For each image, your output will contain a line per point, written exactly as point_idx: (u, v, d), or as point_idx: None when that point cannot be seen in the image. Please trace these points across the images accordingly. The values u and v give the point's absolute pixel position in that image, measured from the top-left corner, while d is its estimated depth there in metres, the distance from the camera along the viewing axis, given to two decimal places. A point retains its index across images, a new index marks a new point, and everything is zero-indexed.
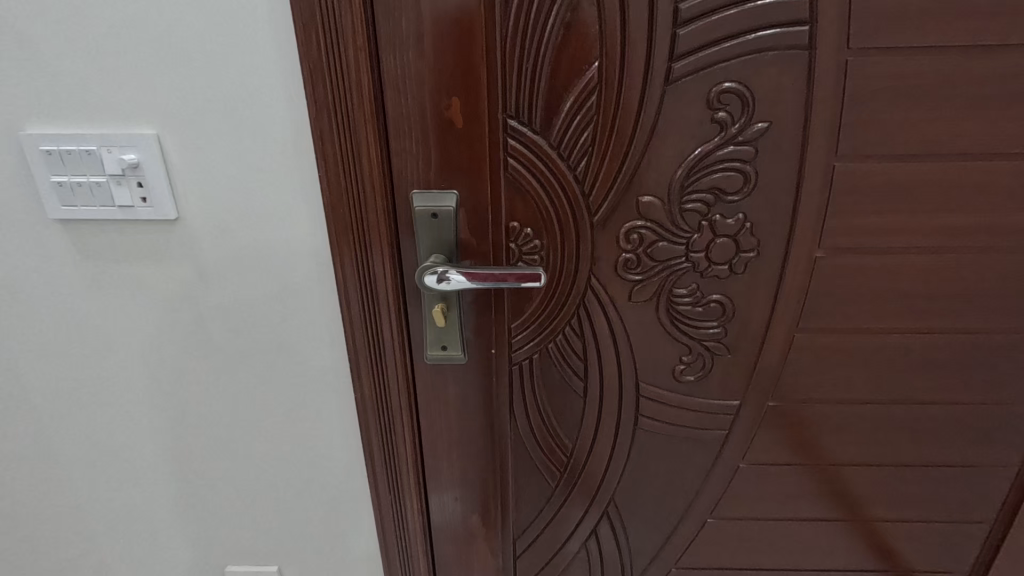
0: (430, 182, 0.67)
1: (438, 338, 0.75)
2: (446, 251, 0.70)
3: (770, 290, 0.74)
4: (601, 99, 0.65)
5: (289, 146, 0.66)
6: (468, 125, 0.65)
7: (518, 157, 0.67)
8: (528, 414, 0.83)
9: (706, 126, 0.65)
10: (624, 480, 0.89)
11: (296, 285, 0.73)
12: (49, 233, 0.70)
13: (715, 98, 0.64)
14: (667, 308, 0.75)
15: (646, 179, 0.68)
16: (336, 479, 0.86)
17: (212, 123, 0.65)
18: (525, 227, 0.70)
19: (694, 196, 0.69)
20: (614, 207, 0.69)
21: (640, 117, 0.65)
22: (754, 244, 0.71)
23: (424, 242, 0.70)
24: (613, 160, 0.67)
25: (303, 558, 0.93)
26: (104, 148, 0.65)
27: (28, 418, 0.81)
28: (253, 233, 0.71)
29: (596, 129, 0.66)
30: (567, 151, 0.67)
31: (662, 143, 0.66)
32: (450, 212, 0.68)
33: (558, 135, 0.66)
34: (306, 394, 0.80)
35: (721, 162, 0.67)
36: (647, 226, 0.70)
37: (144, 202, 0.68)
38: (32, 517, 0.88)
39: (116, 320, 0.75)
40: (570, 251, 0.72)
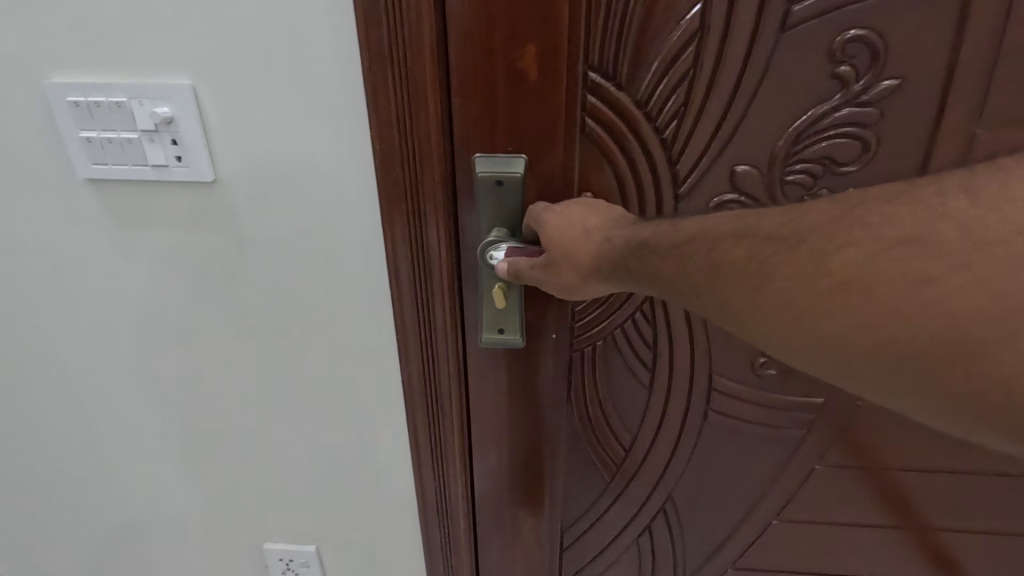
0: (495, 144, 0.59)
1: (495, 322, 0.67)
2: (510, 224, 0.62)
3: None
4: (699, 48, 0.55)
5: (337, 100, 0.58)
6: (543, 78, 0.56)
7: (597, 117, 0.58)
8: (586, 405, 0.77)
9: (823, 83, 0.55)
10: (685, 478, 0.82)
11: (342, 258, 0.67)
12: (80, 195, 0.64)
13: (837, 48, 0.54)
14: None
15: (744, 145, 0.59)
16: (379, 462, 0.82)
17: (252, 72, 0.58)
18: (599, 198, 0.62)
19: (799, 166, 0.59)
20: (704, 178, 0.60)
21: (745, 70, 0.55)
22: None
23: (486, 212, 0.62)
24: (708, 121, 0.58)
25: (343, 540, 0.90)
26: (135, 101, 0.59)
27: (63, 389, 0.78)
28: (297, 199, 0.64)
29: (690, 83, 0.57)
30: (654, 110, 0.58)
31: (769, 102, 0.56)
32: (517, 178, 0.60)
33: (645, 91, 0.57)
34: (350, 375, 0.75)
35: (836, 127, 0.57)
36: (740, 201, 0.61)
37: (179, 161, 0.62)
38: (71, 487, 0.86)
39: (150, 289, 0.70)
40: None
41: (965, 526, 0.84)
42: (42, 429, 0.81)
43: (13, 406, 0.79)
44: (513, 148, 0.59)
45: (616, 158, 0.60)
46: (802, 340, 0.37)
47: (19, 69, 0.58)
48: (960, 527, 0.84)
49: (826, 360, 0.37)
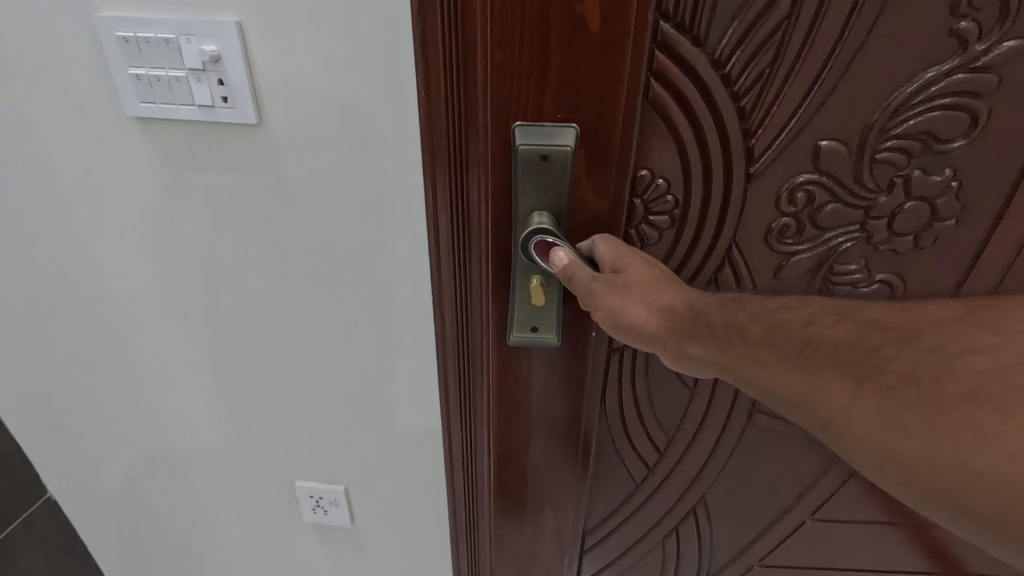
0: (541, 111, 0.55)
1: (529, 320, 0.64)
2: (555, 207, 0.58)
3: (959, 269, 0.64)
4: (795, 4, 0.51)
5: (387, 42, 0.56)
6: (606, 30, 0.51)
7: (664, 78, 0.54)
8: (622, 407, 0.76)
9: (941, 42, 0.52)
10: (719, 481, 0.83)
11: (384, 214, 0.67)
12: (130, 131, 0.65)
13: (965, 1, 0.50)
14: (820, 284, 0.65)
15: (833, 116, 0.56)
16: (409, 414, 0.85)
17: (303, 12, 0.55)
18: (657, 176, 0.60)
19: (893, 144, 0.57)
20: (782, 154, 0.58)
21: (844, 31, 0.52)
22: (952, 212, 0.60)
23: (527, 193, 0.57)
24: (795, 88, 0.55)
25: (370, 485, 0.94)
26: (183, 37, 0.57)
27: (113, 321, 0.81)
28: (344, 149, 0.63)
29: (781, 43, 0.53)
30: (735, 73, 0.54)
31: (866, 69, 0.53)
32: (565, 152, 0.55)
33: (726, 50, 0.53)
34: (384, 328, 0.76)
35: (945, 96, 0.54)
36: (820, 182, 0.59)
37: (225, 103, 0.61)
38: (118, 414, 0.91)
39: (195, 231, 0.71)
40: (711, 208, 0.61)
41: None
42: (94, 357, 0.85)
43: (68, 334, 0.83)
44: (561, 116, 0.55)
45: (685, 128, 0.57)
46: (889, 440, 0.37)
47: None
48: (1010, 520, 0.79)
49: (914, 469, 0.36)
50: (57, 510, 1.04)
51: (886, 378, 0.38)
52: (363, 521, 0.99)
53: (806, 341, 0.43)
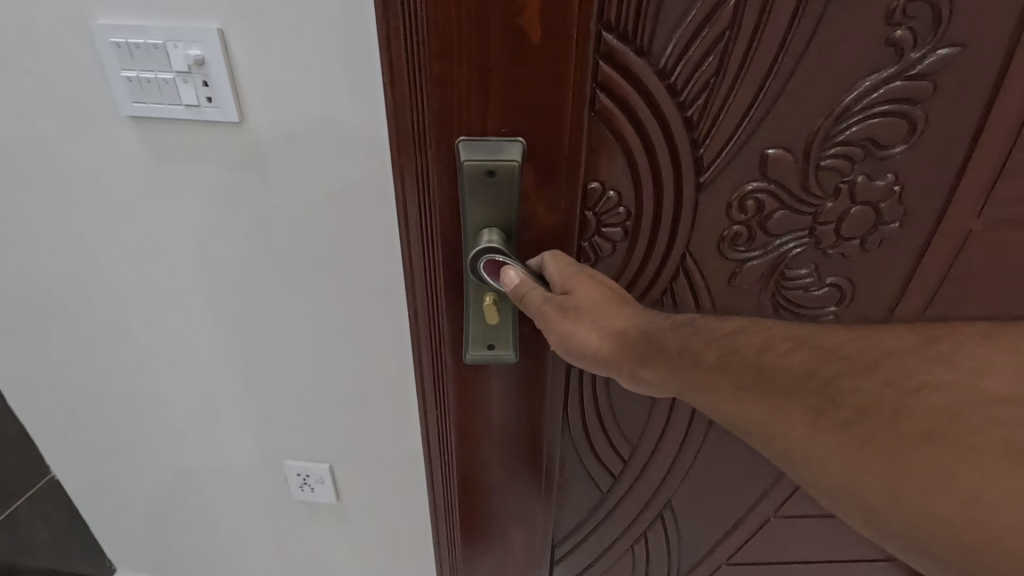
0: (485, 126, 0.56)
1: (485, 337, 0.67)
2: (504, 221, 0.60)
3: (908, 265, 0.69)
4: (734, 18, 0.54)
5: (356, 46, 0.62)
6: (545, 43, 0.52)
7: (610, 89, 0.56)
8: (586, 419, 0.80)
9: (879, 54, 0.55)
10: (684, 485, 0.88)
11: (357, 204, 0.72)
12: (125, 129, 0.70)
13: (898, 13, 0.53)
14: (774, 284, 0.70)
15: (776, 125, 0.59)
16: (388, 394, 0.91)
17: (280, 20, 0.61)
18: (607, 188, 0.62)
19: (836, 153, 0.61)
20: (731, 163, 0.62)
21: (782, 42, 0.55)
22: (897, 214, 0.65)
23: (478, 209, 0.59)
24: (739, 97, 0.58)
25: (354, 465, 1.00)
26: (170, 43, 0.63)
27: (110, 307, 0.86)
28: (321, 147, 0.69)
29: (724, 55, 0.56)
30: (680, 84, 0.57)
31: (806, 80, 0.57)
32: (510, 169, 0.57)
33: (672, 61, 0.56)
34: (363, 311, 0.82)
35: (883, 106, 0.58)
36: (770, 189, 0.63)
37: (210, 102, 0.66)
38: (117, 395, 0.97)
39: (184, 222, 0.77)
40: (665, 215, 0.65)
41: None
42: (93, 341, 0.90)
43: (67, 319, 0.88)
44: (505, 130, 0.56)
45: (636, 139, 0.59)
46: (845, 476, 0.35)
47: (69, 7, 0.63)
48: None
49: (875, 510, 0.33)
50: (60, 487, 1.10)
51: (843, 412, 0.36)
52: (348, 497, 1.05)
53: (761, 369, 0.41)
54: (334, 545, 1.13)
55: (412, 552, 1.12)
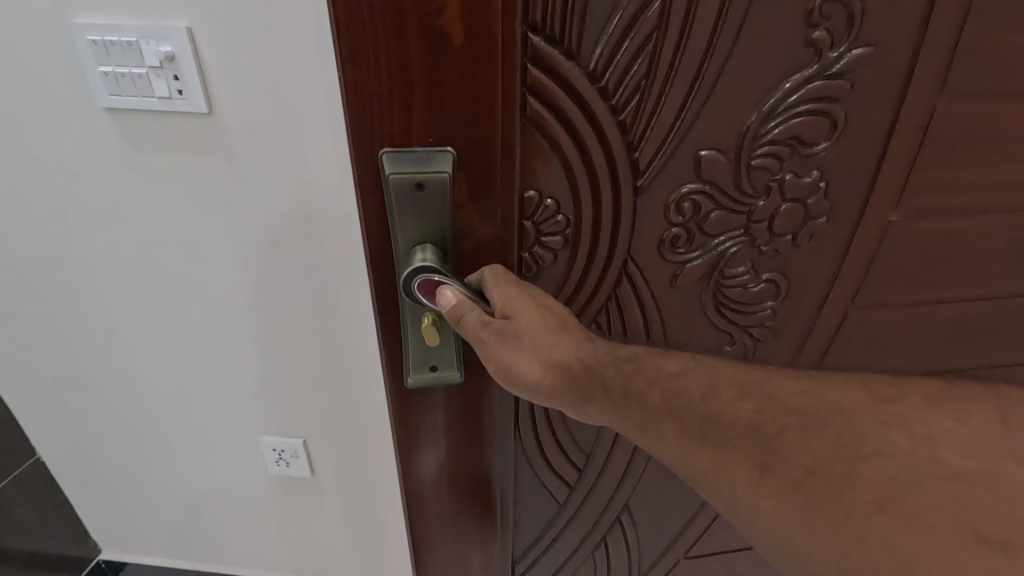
0: (409, 137, 0.48)
1: (426, 360, 0.60)
2: (437, 238, 0.52)
3: (833, 261, 0.64)
4: (661, 15, 0.49)
5: (312, 42, 0.69)
6: (473, 42, 0.44)
7: (542, 93, 0.50)
8: (537, 432, 0.76)
9: (798, 52, 0.51)
10: (640, 486, 0.86)
11: (317, 186, 0.79)
12: (102, 119, 0.76)
13: (816, 10, 0.49)
14: (711, 290, 0.65)
15: (709, 126, 0.54)
16: (355, 368, 0.98)
17: (246, 20, 0.68)
18: (545, 196, 0.56)
19: (766, 151, 0.56)
20: (666, 166, 0.56)
21: (713, 36, 0.50)
22: (824, 211, 0.60)
23: (406, 225, 0.51)
24: (672, 98, 0.52)
25: (327, 438, 1.07)
26: (143, 40, 0.69)
27: (88, 292, 0.91)
28: (284, 136, 0.75)
29: (654, 51, 0.50)
30: (612, 86, 0.51)
31: (734, 78, 0.52)
32: (442, 181, 0.49)
33: (600, 63, 0.50)
34: (326, 288, 0.88)
35: (808, 103, 0.53)
36: (703, 191, 0.57)
37: (181, 95, 0.72)
38: (94, 380, 1.01)
39: (157, 208, 0.82)
40: (604, 225, 0.59)
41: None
42: (72, 326, 0.95)
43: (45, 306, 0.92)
44: (433, 139, 0.48)
45: (570, 142, 0.53)
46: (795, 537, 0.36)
47: (50, 10, 0.69)
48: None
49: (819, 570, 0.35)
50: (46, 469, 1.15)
51: (789, 471, 0.38)
52: (324, 470, 1.11)
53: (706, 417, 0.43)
54: (312, 517, 1.20)
55: (385, 520, 1.19)
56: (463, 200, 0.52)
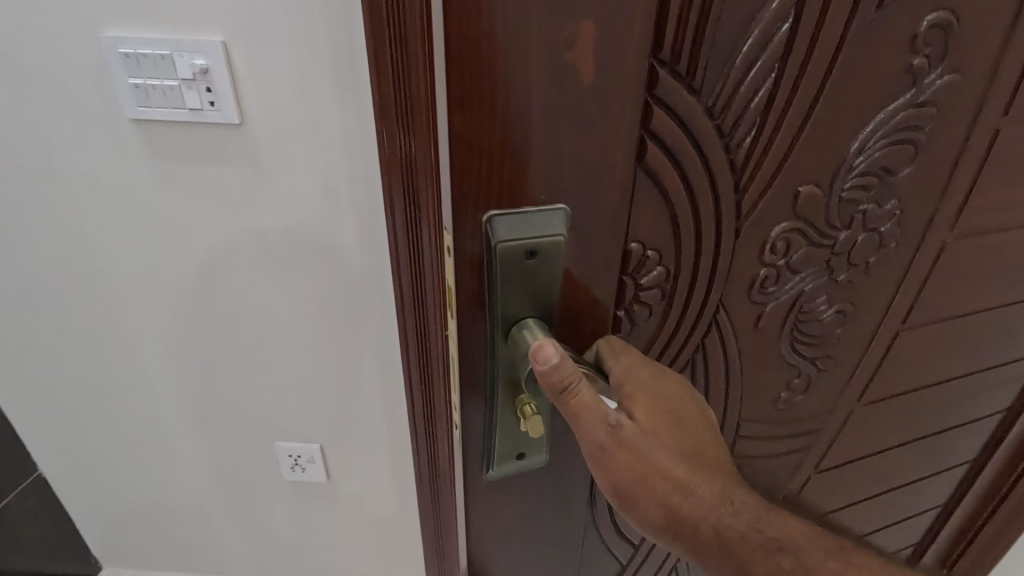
0: (519, 196, 0.41)
1: (515, 445, 0.51)
2: (541, 309, 0.45)
3: (895, 290, 0.58)
4: (784, 44, 0.41)
5: (343, 56, 0.71)
6: (601, 85, 0.38)
7: (664, 138, 0.42)
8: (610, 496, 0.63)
9: (898, 78, 0.44)
10: None
11: (341, 193, 0.81)
12: (126, 131, 0.77)
13: (921, 34, 0.43)
14: (788, 333, 0.57)
15: (807, 160, 0.46)
16: (373, 374, 1.00)
17: (281, 36, 0.70)
18: (650, 250, 0.47)
19: (857, 182, 0.49)
20: (764, 206, 0.48)
21: (835, 59, 0.42)
22: (896, 240, 0.54)
23: (508, 294, 0.44)
24: (777, 132, 0.44)
25: (343, 442, 1.08)
26: (176, 54, 0.70)
27: (105, 302, 0.91)
28: (313, 147, 0.77)
29: (778, 79, 0.42)
30: (723, 123, 0.43)
31: (835, 105, 0.44)
32: (554, 244, 0.42)
33: (713, 95, 0.41)
34: (346, 293, 0.90)
35: (901, 131, 0.47)
36: (794, 229, 0.50)
37: (212, 106, 0.74)
38: (110, 389, 1.01)
39: (179, 218, 0.83)
40: (699, 274, 0.49)
41: (890, 492, 0.79)
42: (88, 336, 0.95)
43: (61, 316, 0.93)
44: (544, 197, 0.41)
45: (677, 187, 0.44)
46: None
47: (81, 25, 0.70)
48: (884, 492, 0.79)
49: None
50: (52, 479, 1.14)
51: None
52: (338, 476, 1.13)
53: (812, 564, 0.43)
54: (324, 522, 1.21)
55: (397, 522, 1.21)
56: (579, 270, 0.45)
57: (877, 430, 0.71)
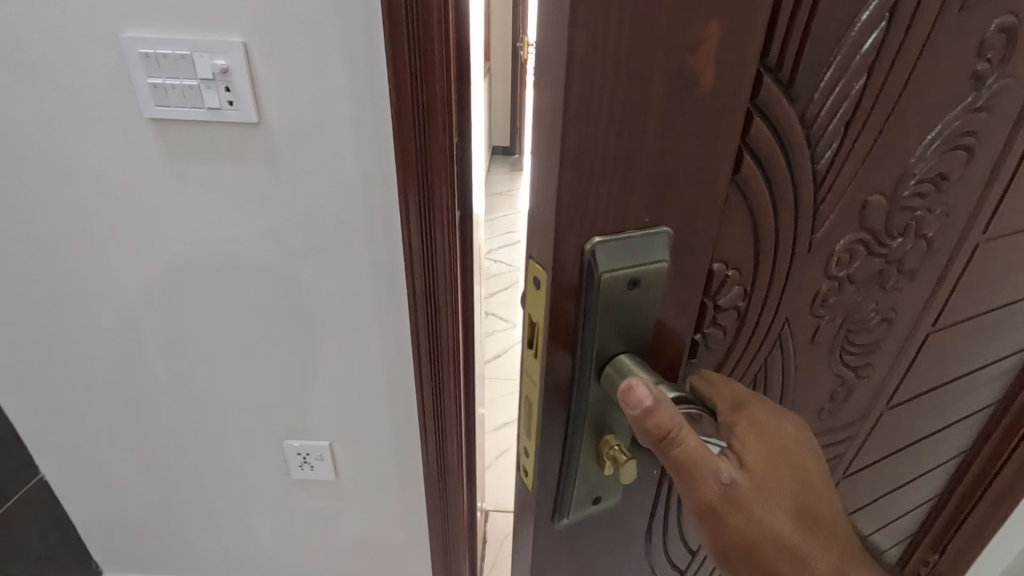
0: (624, 218, 0.34)
1: (592, 491, 0.43)
2: (633, 342, 0.38)
3: (932, 294, 0.55)
4: (877, 49, 0.36)
5: (360, 56, 0.73)
6: (718, 94, 0.31)
7: (757, 145, 0.36)
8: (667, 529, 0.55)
9: (962, 84, 0.41)
10: None
11: (356, 190, 0.82)
12: (143, 130, 0.78)
13: (989, 39, 0.39)
14: (837, 345, 0.53)
15: (880, 170, 0.42)
16: (383, 372, 1.01)
17: (301, 38, 0.72)
18: (730, 270, 0.41)
19: (918, 191, 0.45)
20: (837, 220, 0.43)
21: (919, 60, 0.37)
22: (940, 246, 0.51)
23: (600, 327, 0.36)
24: (861, 143, 0.40)
25: (352, 439, 1.09)
26: (197, 54, 0.72)
27: (120, 298, 0.93)
28: (330, 146, 0.79)
29: (867, 84, 0.37)
30: (813, 134, 0.38)
31: (913, 111, 0.40)
32: (657, 267, 0.36)
33: (806, 104, 0.36)
34: (359, 290, 0.91)
35: (959, 137, 0.44)
36: (862, 242, 0.46)
37: (230, 105, 0.76)
38: (121, 386, 1.02)
39: (196, 216, 0.85)
40: (773, 292, 0.45)
41: (894, 490, 0.79)
42: (101, 333, 0.96)
43: (75, 313, 0.94)
44: (647, 217, 0.34)
45: (762, 203, 0.39)
46: None
47: (100, 25, 0.71)
48: (892, 491, 0.79)
49: None
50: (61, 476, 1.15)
51: None
52: (346, 473, 1.14)
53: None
54: (331, 520, 1.22)
55: (404, 521, 1.21)
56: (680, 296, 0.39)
57: (898, 434, 0.70)
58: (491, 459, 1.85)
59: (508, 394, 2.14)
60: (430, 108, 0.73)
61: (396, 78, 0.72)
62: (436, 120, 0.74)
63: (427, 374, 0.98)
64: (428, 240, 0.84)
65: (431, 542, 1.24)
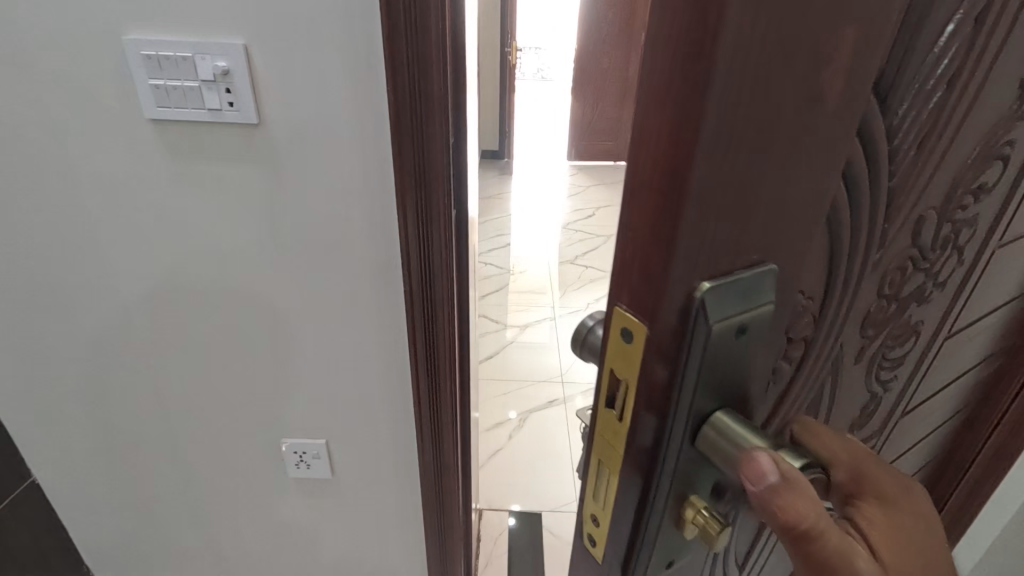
0: (734, 256, 0.27)
1: (667, 557, 0.36)
2: (732, 396, 0.32)
3: (955, 303, 0.54)
4: (966, 54, 0.33)
5: (361, 59, 0.74)
6: (842, 111, 0.27)
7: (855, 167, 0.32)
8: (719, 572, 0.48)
9: (1015, 90, 0.39)
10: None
11: (355, 190, 0.84)
12: (145, 130, 0.79)
13: None
14: (875, 359, 0.51)
15: (939, 182, 0.40)
16: (380, 370, 1.01)
17: (302, 41, 0.73)
18: (810, 298, 0.37)
19: (963, 201, 0.44)
20: (900, 232, 0.41)
21: (994, 66, 0.35)
22: (968, 255, 0.50)
23: (702, 386, 0.29)
24: (935, 152, 0.37)
25: (348, 437, 1.10)
26: (198, 56, 0.74)
27: (119, 296, 0.93)
28: (330, 146, 0.80)
29: (950, 90, 0.34)
30: (899, 144, 0.35)
31: (976, 120, 0.38)
32: (764, 312, 0.30)
33: (900, 116, 0.33)
34: (357, 289, 0.92)
35: (1003, 144, 0.42)
36: (913, 255, 0.44)
37: (231, 106, 0.77)
38: (118, 384, 1.03)
39: (194, 215, 0.86)
40: (838, 314, 0.41)
41: None
42: (99, 333, 0.97)
43: (73, 313, 0.95)
44: (758, 256, 0.29)
45: (842, 227, 0.35)
46: None
47: (103, 27, 0.73)
48: None
49: None
50: (54, 476, 1.15)
51: None
52: (343, 472, 1.15)
53: None
54: (326, 519, 1.22)
55: (400, 520, 1.22)
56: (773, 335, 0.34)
57: (906, 441, 0.67)
58: (485, 459, 1.86)
59: (501, 396, 2.15)
60: (429, 104, 0.75)
61: (394, 74, 0.73)
62: (434, 116, 0.76)
63: (423, 369, 0.99)
64: (424, 235, 0.85)
65: (427, 541, 1.24)
